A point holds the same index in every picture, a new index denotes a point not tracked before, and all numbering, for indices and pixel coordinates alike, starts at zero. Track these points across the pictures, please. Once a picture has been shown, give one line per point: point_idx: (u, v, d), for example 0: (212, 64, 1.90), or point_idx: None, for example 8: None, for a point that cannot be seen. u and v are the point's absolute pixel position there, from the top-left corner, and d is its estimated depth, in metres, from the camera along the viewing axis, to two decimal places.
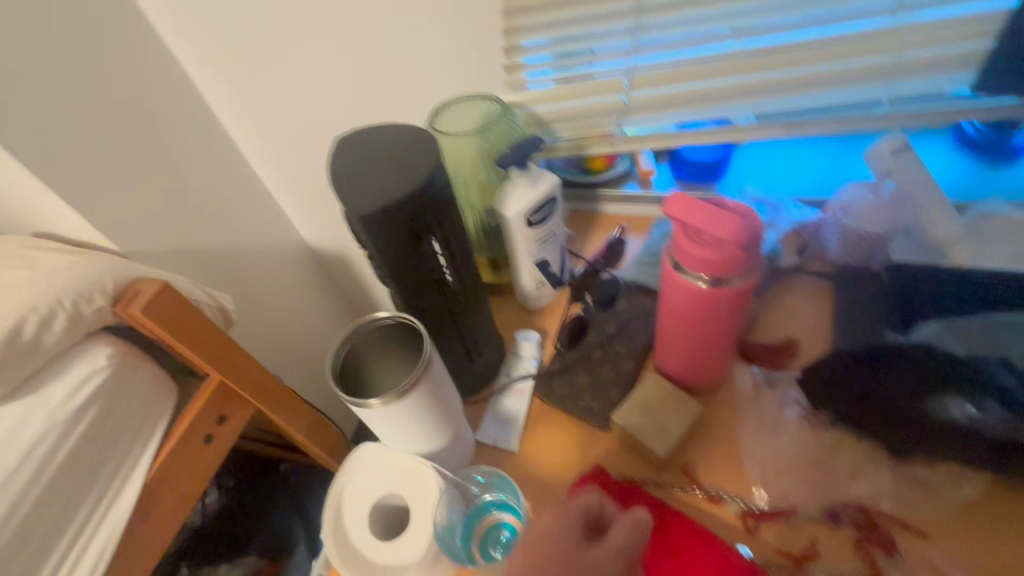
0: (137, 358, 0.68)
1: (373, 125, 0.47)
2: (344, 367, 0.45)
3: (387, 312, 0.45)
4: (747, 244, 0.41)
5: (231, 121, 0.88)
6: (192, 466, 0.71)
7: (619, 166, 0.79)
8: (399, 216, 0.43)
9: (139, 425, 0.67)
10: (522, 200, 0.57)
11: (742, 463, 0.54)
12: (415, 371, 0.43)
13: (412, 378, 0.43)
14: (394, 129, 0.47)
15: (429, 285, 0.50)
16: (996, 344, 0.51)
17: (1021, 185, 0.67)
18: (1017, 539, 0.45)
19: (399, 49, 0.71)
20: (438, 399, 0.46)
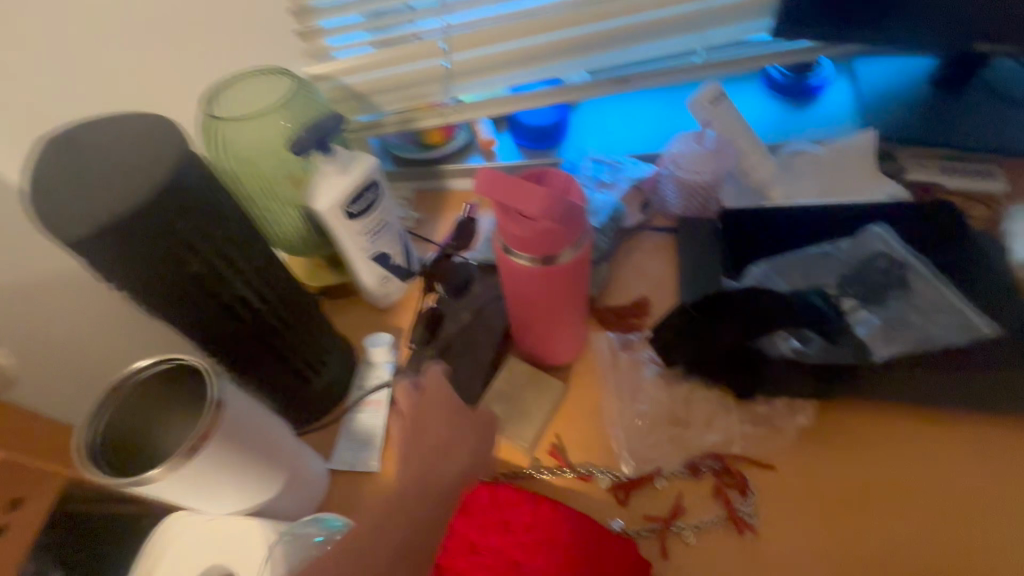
0: None
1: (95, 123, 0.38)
2: (112, 437, 0.37)
3: (155, 358, 0.38)
4: (565, 217, 0.39)
5: None
6: None
7: (458, 138, 0.73)
8: (134, 236, 0.34)
9: None
10: (336, 189, 0.50)
11: (608, 434, 0.53)
12: (204, 420, 0.35)
13: (200, 430, 0.35)
14: (123, 125, 0.38)
15: (220, 310, 0.41)
16: (811, 276, 0.57)
17: (819, 123, 0.73)
18: (846, 451, 0.49)
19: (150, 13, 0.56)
20: (250, 446, 0.38)
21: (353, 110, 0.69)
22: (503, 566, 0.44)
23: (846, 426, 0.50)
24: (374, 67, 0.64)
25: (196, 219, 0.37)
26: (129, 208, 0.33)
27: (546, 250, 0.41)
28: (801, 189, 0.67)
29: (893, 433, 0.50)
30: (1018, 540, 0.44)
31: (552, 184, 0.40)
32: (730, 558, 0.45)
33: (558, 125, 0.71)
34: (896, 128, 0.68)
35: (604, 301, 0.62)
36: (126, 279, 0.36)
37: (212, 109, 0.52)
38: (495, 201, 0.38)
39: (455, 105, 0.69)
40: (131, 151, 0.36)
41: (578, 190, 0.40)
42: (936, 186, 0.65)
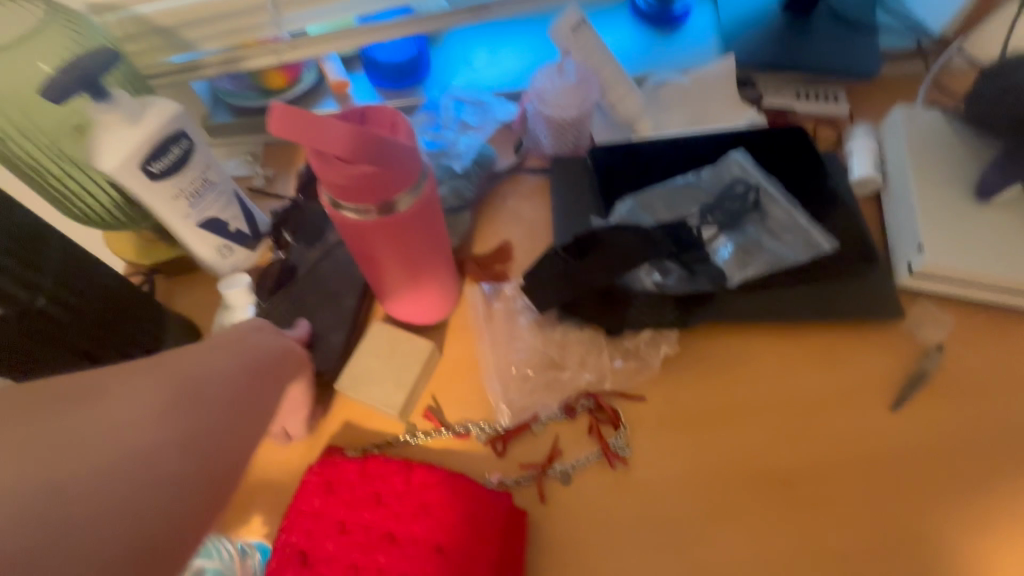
0: None
1: None
2: None
3: None
4: (387, 157, 0.34)
5: None
6: None
7: (304, 80, 0.64)
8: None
9: None
10: (128, 141, 0.41)
11: (483, 386, 0.51)
12: None
13: None
14: None
15: None
16: (677, 207, 0.57)
17: (683, 51, 0.72)
18: (710, 375, 0.51)
19: None
20: None
21: (160, 49, 0.57)
22: (372, 539, 0.42)
23: (709, 352, 0.52)
24: None
25: None
26: None
27: (376, 196, 0.36)
28: (667, 120, 0.67)
29: (750, 351, 0.52)
30: (851, 433, 0.48)
31: (377, 122, 0.36)
32: (604, 492, 0.46)
33: (417, 60, 0.65)
34: (753, 53, 0.68)
35: (474, 251, 0.59)
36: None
37: None
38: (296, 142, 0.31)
39: (292, 40, 0.58)
40: None
41: (406, 126, 0.36)
42: (789, 110, 0.67)
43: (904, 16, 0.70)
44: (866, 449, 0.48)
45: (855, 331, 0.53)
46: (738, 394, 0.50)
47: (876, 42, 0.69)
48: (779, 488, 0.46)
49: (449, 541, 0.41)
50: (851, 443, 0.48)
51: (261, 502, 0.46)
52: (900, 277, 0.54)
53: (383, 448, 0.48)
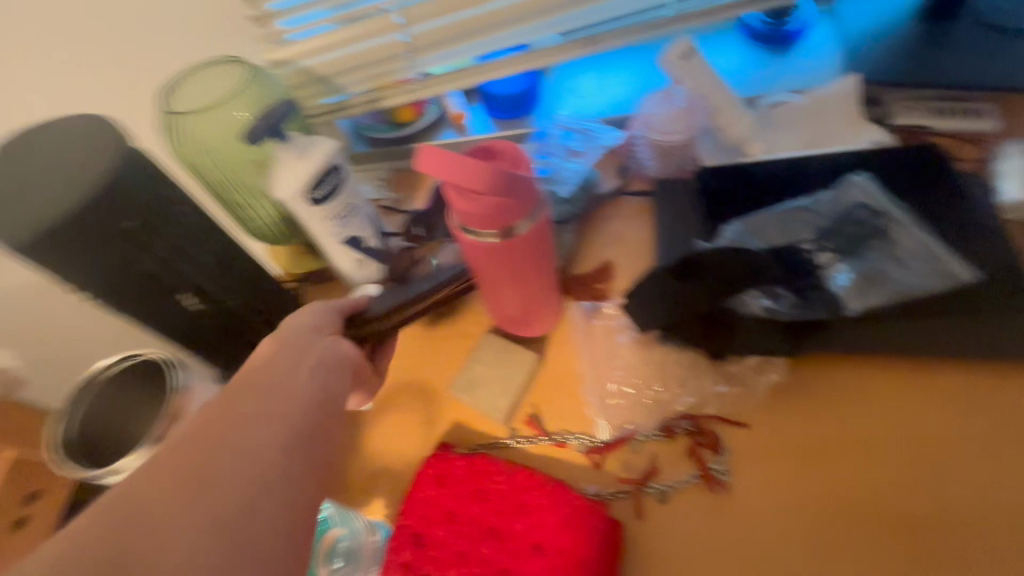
0: None
1: (62, 118, 0.36)
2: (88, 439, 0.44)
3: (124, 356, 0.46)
4: (513, 187, 0.38)
5: None
6: None
7: (429, 113, 0.73)
8: (82, 240, 0.34)
9: None
10: (298, 174, 0.49)
11: (582, 400, 0.53)
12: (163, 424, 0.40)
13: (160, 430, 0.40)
14: (85, 123, 0.36)
15: (175, 298, 0.41)
16: (790, 232, 0.55)
17: (800, 69, 0.70)
18: (820, 408, 0.49)
19: None
20: None
21: (317, 93, 0.68)
22: (479, 532, 0.46)
23: (820, 382, 0.50)
24: (334, 47, 0.62)
25: (143, 216, 0.36)
26: (64, 215, 0.33)
27: (499, 222, 0.40)
28: (780, 142, 0.65)
29: (870, 388, 0.49)
30: (997, 487, 0.43)
31: (501, 159, 0.40)
32: (701, 517, 0.46)
33: (528, 91, 0.70)
34: (880, 69, 0.65)
35: (575, 270, 0.62)
36: (93, 285, 0.37)
37: (171, 104, 0.52)
38: (437, 177, 0.36)
39: (423, 79, 0.67)
40: (73, 155, 0.35)
41: (525, 159, 0.40)
42: (924, 130, 0.61)
43: None
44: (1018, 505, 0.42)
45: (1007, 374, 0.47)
46: (855, 430, 0.47)
47: None
48: (902, 538, 0.42)
49: (545, 538, 0.44)
50: (1001, 498, 0.42)
51: (382, 487, 0.53)
52: None
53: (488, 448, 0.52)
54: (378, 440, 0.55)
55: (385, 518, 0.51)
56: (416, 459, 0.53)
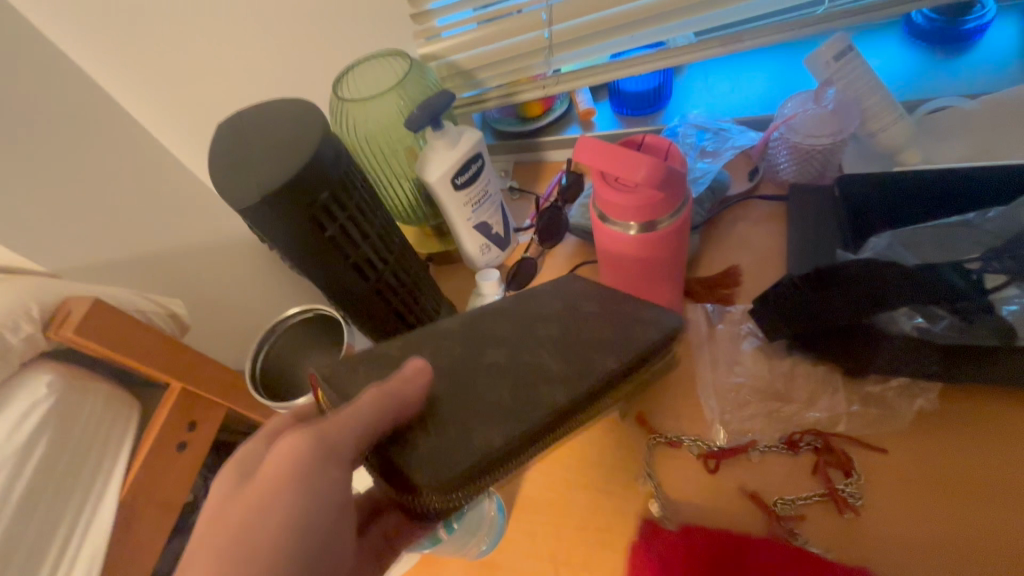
0: (104, 343, 0.53)
1: (276, 101, 0.43)
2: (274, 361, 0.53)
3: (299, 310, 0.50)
4: (665, 182, 0.39)
5: (127, 61, 0.69)
6: (165, 471, 0.62)
7: (556, 109, 0.75)
8: (283, 207, 0.38)
9: (105, 438, 0.59)
10: (446, 161, 0.53)
11: (699, 402, 0.53)
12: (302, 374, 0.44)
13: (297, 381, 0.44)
14: (296, 106, 0.42)
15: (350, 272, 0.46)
16: (948, 249, 0.51)
17: (972, 71, 0.63)
18: (974, 442, 0.45)
19: (299, 20, 0.66)
20: None
21: (458, 87, 0.72)
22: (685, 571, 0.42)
23: (975, 415, 0.46)
24: (479, 43, 0.66)
25: (332, 187, 0.40)
26: (277, 184, 0.37)
27: (646, 216, 0.41)
28: (941, 152, 0.60)
29: None
30: None
31: (653, 152, 0.41)
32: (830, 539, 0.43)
33: (660, 89, 0.70)
34: None
35: (696, 272, 0.61)
36: (286, 249, 0.42)
37: (341, 92, 0.58)
38: (592, 165, 0.39)
39: (555, 76, 0.69)
40: (286, 131, 0.40)
41: (681, 155, 0.40)
42: None
43: None
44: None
45: None
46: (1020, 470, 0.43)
47: None
48: None
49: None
50: None
51: None
52: None
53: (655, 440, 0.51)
54: None
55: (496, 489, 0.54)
56: None
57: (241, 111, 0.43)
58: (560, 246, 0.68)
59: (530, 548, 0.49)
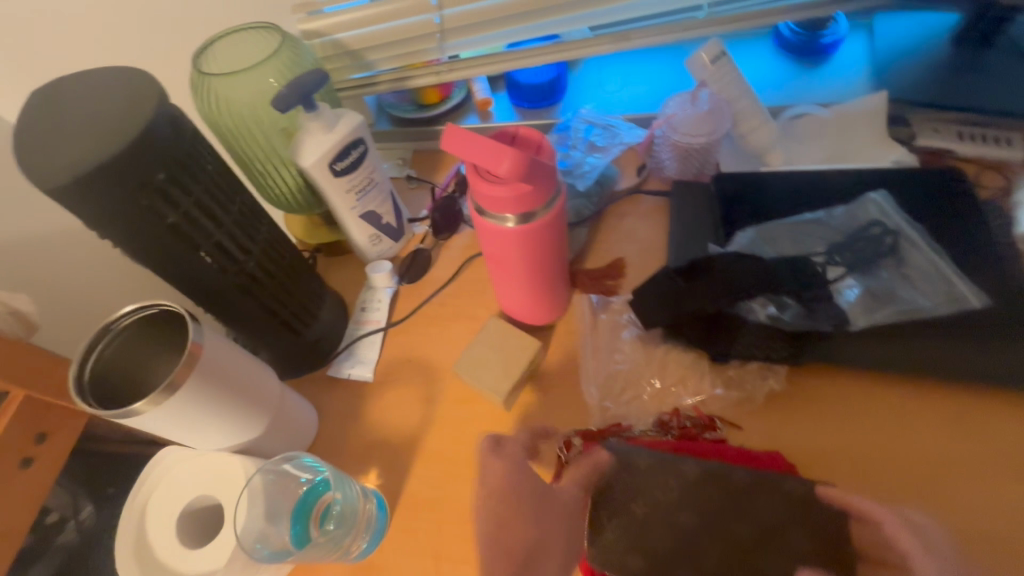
0: None
1: (99, 68, 0.38)
2: (101, 379, 0.39)
3: (139, 305, 0.40)
4: (531, 174, 0.39)
5: None
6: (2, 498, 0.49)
7: (454, 96, 0.73)
8: (107, 188, 0.34)
9: None
10: (322, 145, 0.50)
11: (581, 391, 0.54)
12: (180, 366, 0.38)
13: (174, 376, 0.38)
14: (122, 74, 0.38)
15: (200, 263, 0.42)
16: (800, 244, 0.56)
17: (827, 82, 0.70)
18: (817, 416, 0.50)
19: None
20: (232, 384, 0.42)
21: (346, 67, 0.68)
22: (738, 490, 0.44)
23: (821, 394, 0.51)
24: (368, 22, 0.63)
25: (171, 169, 0.37)
26: (94, 161, 0.33)
27: (519, 208, 0.41)
28: (801, 154, 0.65)
29: (865, 400, 0.50)
30: (985, 508, 0.44)
31: (525, 145, 0.41)
32: None
33: (555, 82, 0.70)
34: (910, 89, 0.65)
35: (585, 264, 0.62)
36: (122, 240, 0.37)
37: (202, 65, 0.53)
38: (458, 154, 0.38)
39: (449, 62, 0.67)
40: (107, 101, 0.36)
41: (548, 148, 0.40)
42: (947, 152, 0.63)
43: None
44: (1003, 509, 0.43)
45: (991, 394, 0.48)
46: (851, 441, 0.48)
47: None
48: None
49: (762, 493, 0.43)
50: (1000, 522, 0.43)
51: (378, 457, 0.53)
52: None
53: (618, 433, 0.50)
54: (378, 410, 0.56)
55: (380, 488, 0.51)
56: (413, 433, 0.54)
57: (56, 78, 0.37)
58: (455, 237, 0.66)
59: (414, 546, 0.48)
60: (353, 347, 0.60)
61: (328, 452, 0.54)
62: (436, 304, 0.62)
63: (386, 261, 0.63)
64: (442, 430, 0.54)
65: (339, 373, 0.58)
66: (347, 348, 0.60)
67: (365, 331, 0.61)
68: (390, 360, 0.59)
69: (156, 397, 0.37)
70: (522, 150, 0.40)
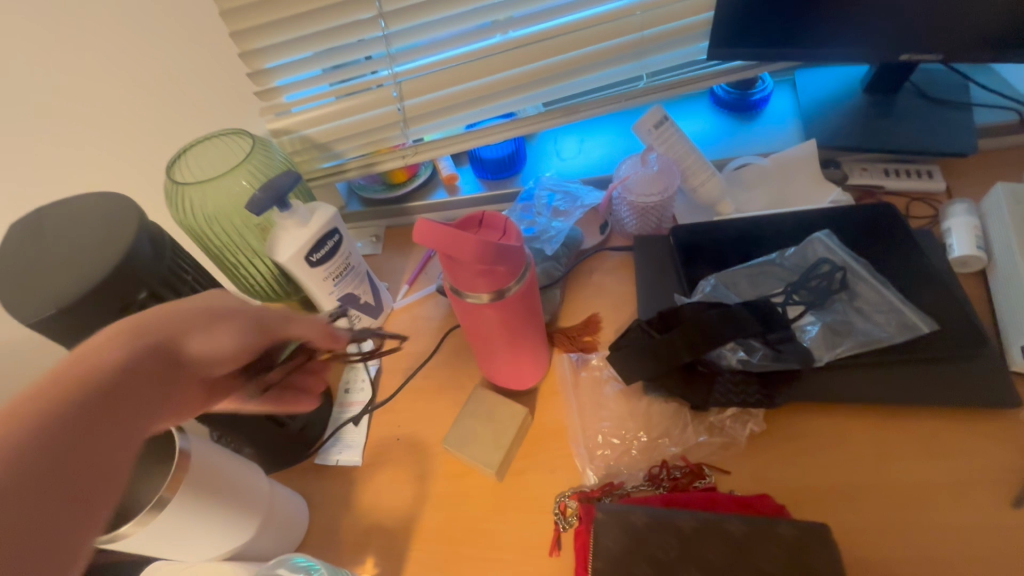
0: None
1: (87, 195, 0.42)
2: None
3: None
4: (502, 258, 0.42)
5: None
6: None
7: (421, 175, 0.76)
8: (83, 320, 0.36)
9: None
10: (298, 239, 0.52)
11: (569, 452, 0.55)
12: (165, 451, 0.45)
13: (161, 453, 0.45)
14: (111, 200, 0.41)
15: None
16: (758, 288, 0.60)
17: (764, 133, 0.76)
18: (798, 454, 0.51)
19: None
20: (215, 474, 0.41)
21: (314, 159, 0.72)
22: (726, 501, 0.47)
23: (800, 432, 0.53)
24: (332, 117, 0.67)
25: (150, 287, 0.38)
26: (77, 294, 0.35)
27: (492, 287, 0.44)
28: (748, 201, 0.71)
29: (842, 431, 0.52)
30: (962, 531, 0.46)
31: (493, 228, 0.44)
32: None
33: (514, 155, 0.74)
34: (838, 135, 0.71)
35: (561, 324, 0.65)
36: None
37: (176, 175, 0.55)
38: (434, 248, 0.40)
39: (414, 146, 0.72)
40: (95, 229, 0.38)
41: (515, 230, 0.43)
42: (878, 189, 0.69)
43: (998, 91, 0.69)
44: (976, 532, 0.46)
45: (959, 410, 0.51)
46: (835, 476, 0.50)
47: (972, 119, 0.68)
48: None
49: (731, 500, 0.47)
50: (969, 538, 0.45)
51: (373, 545, 0.52)
52: (1013, 362, 0.52)
53: (609, 490, 0.51)
54: (369, 494, 0.55)
55: None
56: (409, 515, 0.54)
57: (51, 204, 0.41)
58: (432, 311, 0.68)
59: None
60: (340, 433, 0.60)
61: (320, 547, 0.53)
62: (420, 378, 0.62)
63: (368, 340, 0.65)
64: (435, 510, 0.53)
65: (327, 461, 0.58)
66: (334, 434, 0.60)
67: (352, 414, 0.61)
68: (380, 440, 0.59)
69: (144, 515, 0.36)
70: (490, 234, 0.43)
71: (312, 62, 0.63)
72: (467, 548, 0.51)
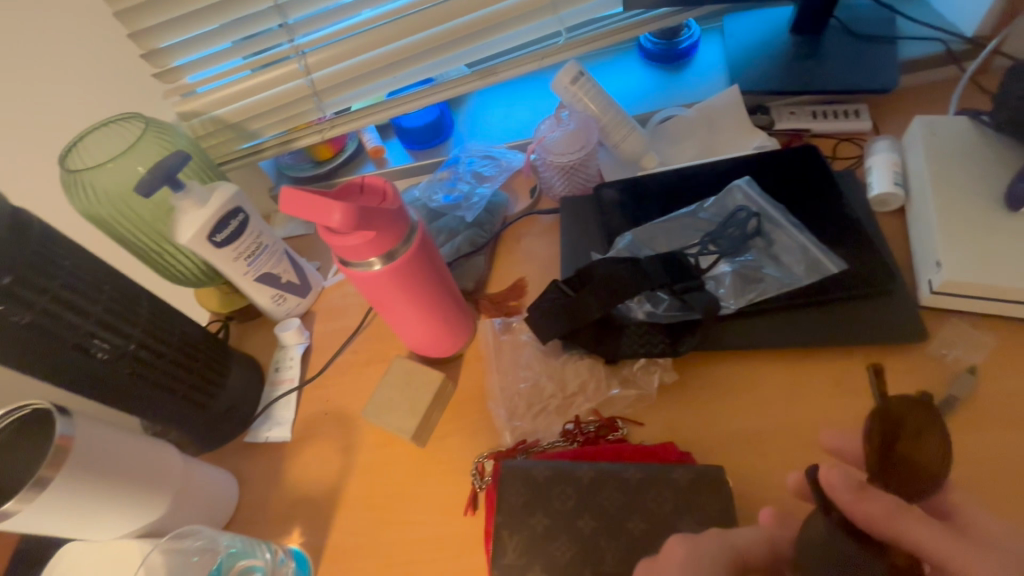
0: None
1: None
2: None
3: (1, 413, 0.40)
4: (377, 218, 0.42)
5: None
6: None
7: (346, 149, 0.76)
8: None
9: None
10: (197, 219, 0.52)
11: (490, 413, 0.55)
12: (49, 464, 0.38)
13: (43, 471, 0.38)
14: None
15: (55, 349, 0.43)
16: (675, 240, 0.59)
17: (692, 82, 0.75)
18: (710, 401, 0.52)
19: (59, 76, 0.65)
20: (111, 458, 0.42)
21: (232, 140, 0.71)
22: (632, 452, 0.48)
23: (714, 379, 0.53)
24: (240, 95, 0.66)
25: (16, 272, 0.40)
26: None
27: (377, 251, 0.43)
28: (675, 153, 0.70)
29: (754, 375, 0.52)
30: None
31: (372, 193, 0.43)
32: None
33: (438, 121, 0.73)
34: (764, 79, 0.69)
35: (488, 290, 0.64)
36: None
37: (71, 162, 0.55)
38: (304, 216, 0.40)
39: (331, 120, 0.71)
40: None
41: (392, 192, 0.43)
42: (805, 131, 0.67)
43: (927, 23, 0.67)
44: None
45: (871, 346, 0.51)
46: (747, 421, 0.50)
47: (898, 53, 0.67)
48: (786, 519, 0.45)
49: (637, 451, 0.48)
50: None
51: (300, 517, 0.53)
52: (923, 295, 0.52)
53: (524, 449, 0.51)
54: (298, 468, 0.56)
55: (303, 546, 0.52)
56: (334, 485, 0.54)
57: None
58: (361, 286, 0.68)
59: None
60: (270, 410, 0.60)
61: (250, 521, 0.54)
62: (348, 353, 0.63)
63: (294, 318, 0.65)
64: (359, 479, 0.54)
65: (257, 438, 0.59)
66: (265, 411, 0.60)
67: (280, 392, 0.61)
68: (309, 415, 0.59)
69: (26, 494, 0.37)
70: (370, 199, 0.43)
71: (209, 39, 0.62)
72: (388, 512, 0.52)
